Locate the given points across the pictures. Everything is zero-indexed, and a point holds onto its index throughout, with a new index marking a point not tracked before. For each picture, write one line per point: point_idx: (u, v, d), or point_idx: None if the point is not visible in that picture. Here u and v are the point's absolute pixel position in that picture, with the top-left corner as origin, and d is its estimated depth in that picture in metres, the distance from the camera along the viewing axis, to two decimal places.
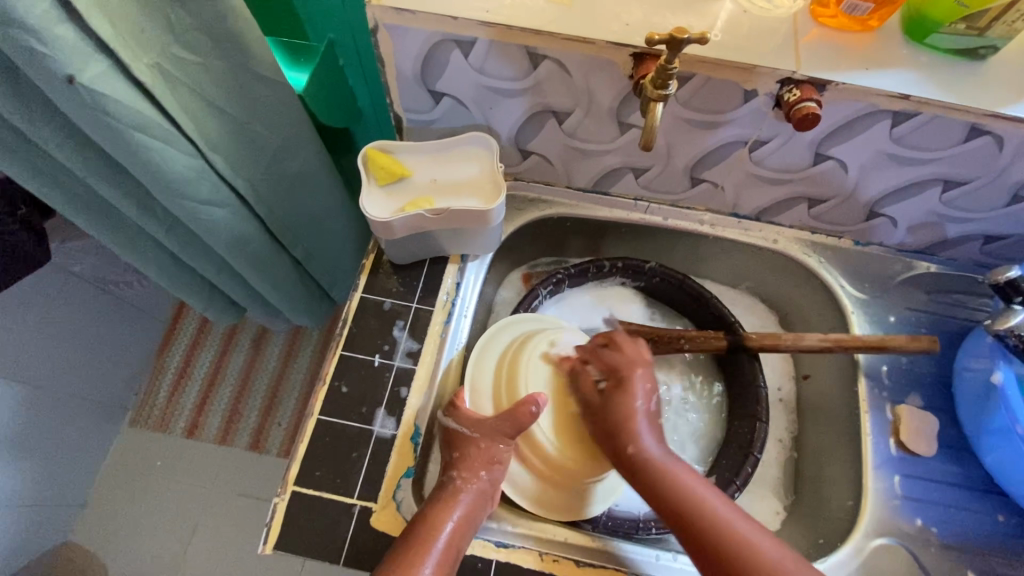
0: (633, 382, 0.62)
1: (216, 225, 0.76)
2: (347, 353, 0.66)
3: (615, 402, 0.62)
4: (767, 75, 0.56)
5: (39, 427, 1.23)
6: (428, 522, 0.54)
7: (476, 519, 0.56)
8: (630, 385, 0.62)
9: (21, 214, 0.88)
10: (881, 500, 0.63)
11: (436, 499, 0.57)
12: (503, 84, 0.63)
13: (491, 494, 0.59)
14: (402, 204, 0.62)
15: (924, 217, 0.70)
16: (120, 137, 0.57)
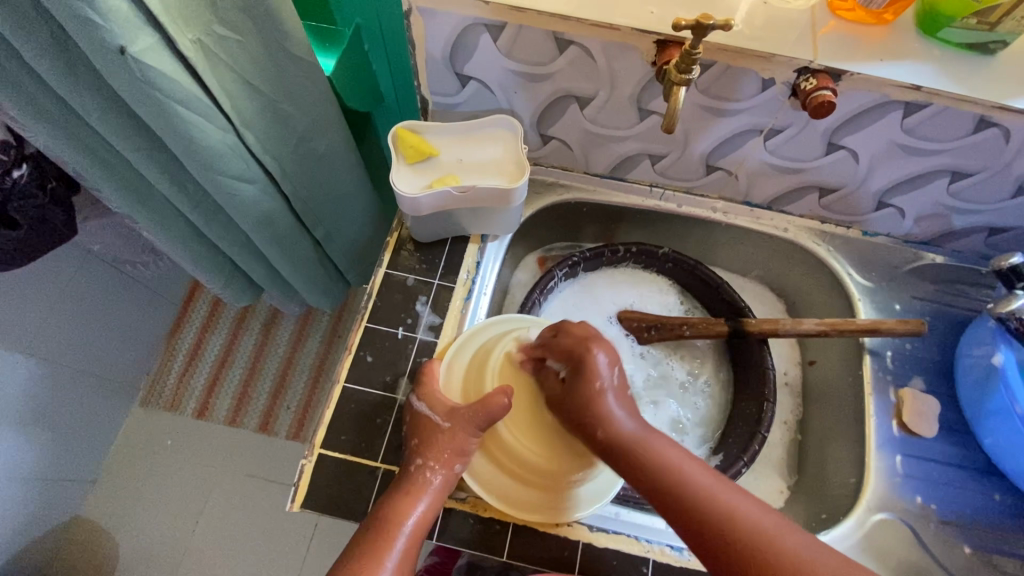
0: (593, 364, 0.59)
1: (245, 201, 0.78)
2: (372, 325, 0.69)
3: (577, 387, 0.58)
4: (785, 64, 0.58)
5: (56, 401, 1.25)
6: (389, 514, 0.53)
7: (440, 505, 0.56)
8: (587, 368, 0.59)
9: (52, 188, 0.89)
10: (883, 478, 0.66)
11: (398, 487, 0.56)
12: (529, 69, 0.65)
13: (451, 483, 0.57)
14: (429, 181, 0.65)
15: (931, 208, 0.72)
16: (162, 109, 0.60)
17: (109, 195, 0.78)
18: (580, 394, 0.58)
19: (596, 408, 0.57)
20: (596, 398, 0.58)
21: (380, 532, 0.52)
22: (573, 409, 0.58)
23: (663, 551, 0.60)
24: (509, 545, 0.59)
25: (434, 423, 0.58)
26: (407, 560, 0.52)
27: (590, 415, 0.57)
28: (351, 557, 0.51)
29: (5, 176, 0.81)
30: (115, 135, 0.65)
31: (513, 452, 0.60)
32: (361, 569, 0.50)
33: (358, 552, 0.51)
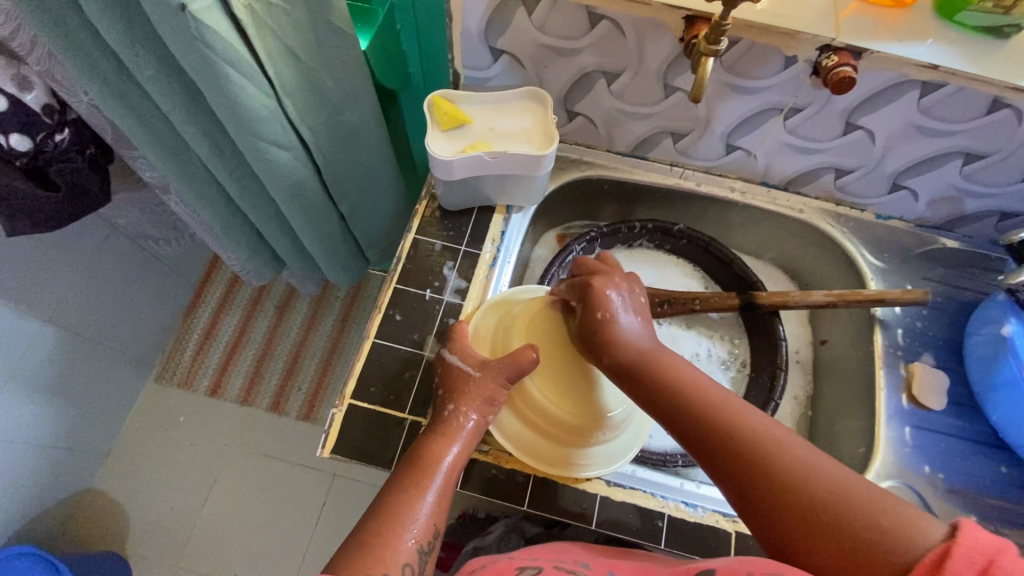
0: (601, 296, 0.58)
1: (280, 167, 0.81)
2: (401, 286, 0.72)
3: (589, 321, 0.58)
4: (809, 41, 0.60)
5: (76, 369, 1.26)
6: (427, 453, 0.56)
7: (472, 449, 0.58)
8: (600, 302, 0.58)
9: (90, 153, 0.91)
10: (892, 447, 0.68)
11: (433, 431, 0.58)
12: (560, 43, 0.68)
13: (483, 429, 0.60)
14: (462, 147, 0.68)
15: (944, 191, 0.74)
16: (212, 69, 0.63)
17: (150, 155, 0.81)
18: (594, 327, 0.58)
19: (611, 337, 0.57)
20: (610, 328, 0.57)
21: (420, 468, 0.54)
22: (590, 343, 0.58)
23: (678, 506, 0.64)
24: (531, 493, 0.64)
25: (466, 372, 0.61)
26: (445, 497, 0.54)
27: (606, 342, 0.57)
28: (391, 491, 0.53)
29: (48, 140, 0.83)
30: (163, 94, 0.69)
31: (539, 405, 0.63)
32: (403, 500, 0.52)
33: (399, 486, 0.53)
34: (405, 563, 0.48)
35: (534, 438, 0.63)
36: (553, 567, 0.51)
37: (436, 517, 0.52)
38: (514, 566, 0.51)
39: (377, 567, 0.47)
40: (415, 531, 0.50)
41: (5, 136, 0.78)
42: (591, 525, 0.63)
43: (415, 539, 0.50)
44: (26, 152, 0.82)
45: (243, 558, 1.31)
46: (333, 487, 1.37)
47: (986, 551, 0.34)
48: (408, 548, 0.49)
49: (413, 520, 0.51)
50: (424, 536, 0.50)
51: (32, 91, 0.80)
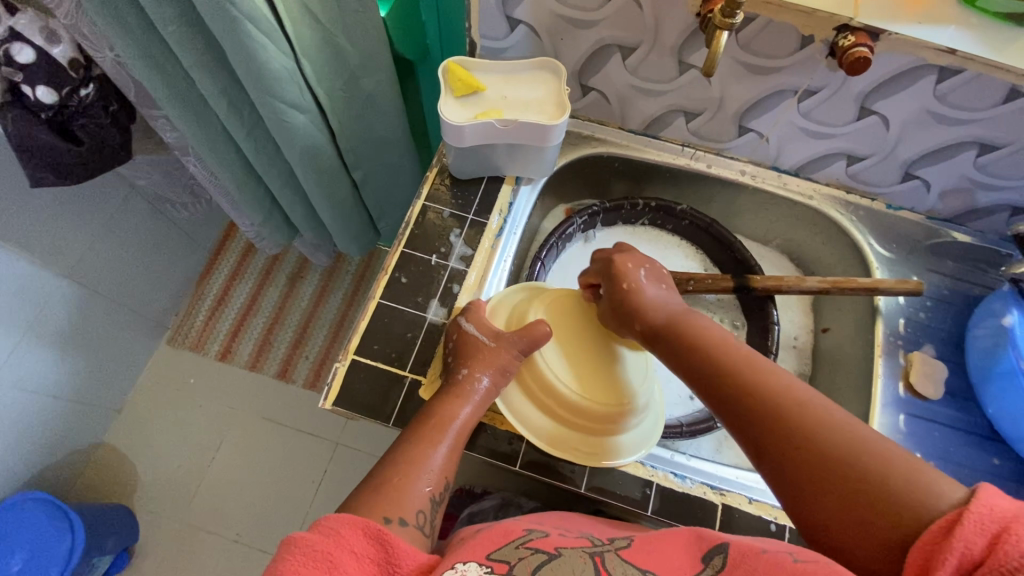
0: (629, 272, 0.62)
1: (296, 130, 0.83)
2: (408, 250, 0.73)
3: (619, 293, 0.62)
4: (825, 20, 0.60)
5: (92, 325, 1.29)
6: (438, 412, 0.58)
7: (482, 412, 0.60)
8: (626, 274, 0.62)
9: (112, 110, 0.93)
10: (886, 433, 0.68)
11: (445, 392, 0.60)
12: (578, 14, 0.68)
13: (493, 396, 0.61)
14: (476, 113, 0.68)
15: (956, 183, 0.74)
16: (233, 26, 0.64)
17: (171, 114, 0.83)
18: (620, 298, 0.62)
19: (643, 307, 0.61)
20: (639, 298, 0.61)
21: (433, 424, 0.57)
22: (623, 317, 0.62)
23: (667, 477, 0.65)
24: (524, 456, 0.65)
25: (480, 342, 0.63)
26: (457, 451, 0.57)
27: (632, 312, 0.61)
28: (404, 443, 0.56)
29: (73, 94, 0.86)
30: (186, 50, 0.70)
31: (551, 388, 0.63)
32: (417, 451, 0.54)
33: (410, 439, 0.56)
34: (419, 509, 0.51)
35: (550, 425, 0.64)
36: (559, 533, 0.50)
37: (447, 470, 0.55)
38: (521, 529, 0.49)
39: (393, 510, 0.49)
40: (429, 480, 0.53)
41: (31, 87, 0.81)
42: (580, 489, 0.64)
43: (429, 488, 0.53)
44: (51, 105, 0.84)
45: (244, 517, 1.35)
46: (336, 455, 1.40)
47: (1003, 515, 0.34)
48: (422, 495, 0.52)
49: (427, 471, 0.53)
50: (437, 486, 0.53)
51: (59, 45, 0.82)
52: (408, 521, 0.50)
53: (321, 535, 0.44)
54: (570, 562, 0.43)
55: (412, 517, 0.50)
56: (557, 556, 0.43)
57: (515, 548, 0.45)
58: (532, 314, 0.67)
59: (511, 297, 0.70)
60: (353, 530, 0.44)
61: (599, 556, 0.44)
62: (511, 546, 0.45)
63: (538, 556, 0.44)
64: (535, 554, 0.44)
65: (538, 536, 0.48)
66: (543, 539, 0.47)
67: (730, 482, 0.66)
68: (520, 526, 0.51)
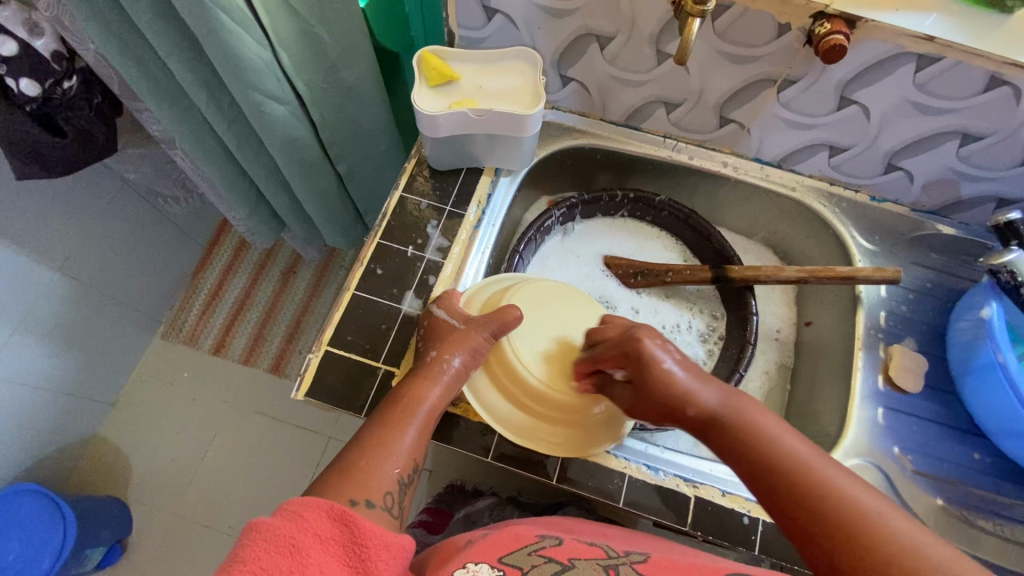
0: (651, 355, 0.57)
1: (276, 121, 0.82)
2: (384, 242, 0.73)
3: (648, 382, 0.57)
4: (801, 7, 0.59)
5: (84, 319, 1.30)
6: (408, 394, 0.58)
7: (452, 394, 0.60)
8: (648, 358, 0.57)
9: (97, 103, 0.93)
10: (865, 426, 0.68)
11: (415, 373, 0.60)
12: (554, 3, 0.67)
13: (464, 375, 0.61)
14: (450, 103, 0.68)
15: (939, 174, 0.73)
16: (206, 15, 0.64)
17: (151, 106, 0.83)
18: (657, 386, 0.56)
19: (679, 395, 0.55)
20: (669, 385, 0.56)
21: (402, 406, 0.57)
22: (657, 408, 0.57)
23: (640, 469, 0.65)
24: (496, 448, 0.64)
25: (451, 326, 0.63)
26: (426, 433, 0.57)
27: (675, 403, 0.55)
28: (373, 425, 0.55)
29: (56, 86, 0.85)
30: (162, 41, 0.70)
31: (523, 379, 0.63)
32: (385, 433, 0.54)
33: (379, 421, 0.56)
34: (386, 491, 0.51)
35: (523, 416, 0.64)
36: (572, 540, 0.50)
37: (416, 452, 0.55)
38: (533, 535, 0.49)
39: (360, 494, 0.49)
40: (397, 462, 0.53)
41: (14, 79, 0.81)
42: (551, 480, 0.64)
43: (397, 469, 0.53)
44: (34, 97, 0.84)
45: (236, 510, 1.35)
46: (327, 449, 1.41)
47: None
48: (389, 477, 0.52)
49: (395, 453, 0.53)
50: (405, 468, 0.54)
51: (42, 37, 0.81)
52: (375, 504, 0.50)
53: (284, 519, 0.43)
54: (584, 572, 0.44)
55: (379, 499, 0.50)
56: (571, 568, 0.44)
57: (527, 554, 0.46)
58: (505, 300, 0.67)
59: (486, 286, 0.70)
60: (317, 513, 0.44)
61: (613, 568, 0.45)
62: (524, 551, 0.46)
63: (552, 564, 0.45)
64: (549, 562, 0.45)
65: (551, 544, 0.48)
66: (556, 547, 0.47)
67: (704, 474, 0.65)
68: (533, 533, 0.51)
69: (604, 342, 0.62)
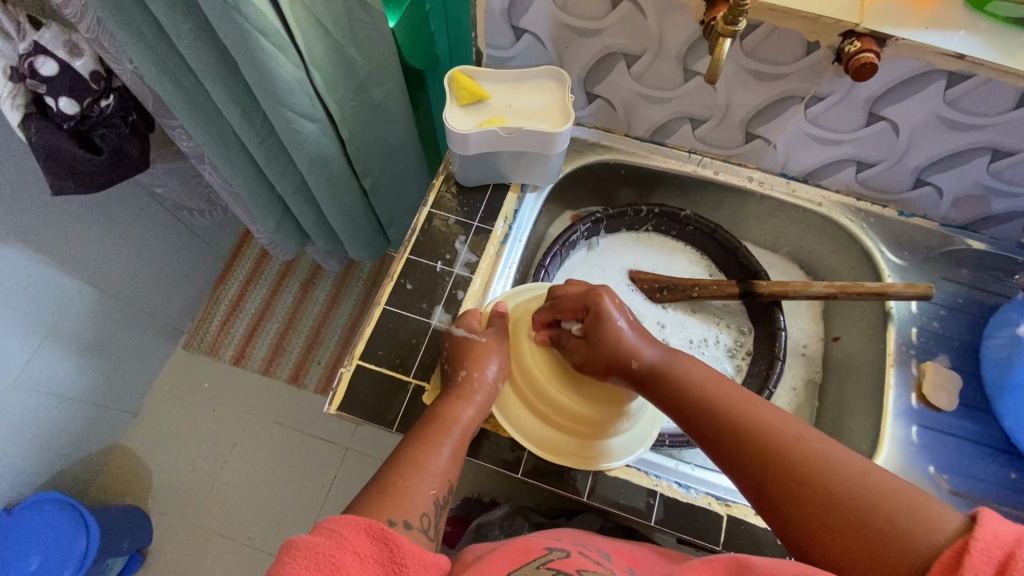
0: (605, 309, 0.62)
1: (306, 138, 0.84)
2: (413, 257, 0.74)
3: (600, 333, 0.61)
4: (830, 26, 0.60)
5: (110, 329, 1.33)
6: (440, 414, 0.58)
7: (485, 413, 0.61)
8: (603, 311, 0.62)
9: (131, 120, 0.96)
10: (898, 445, 0.67)
11: (448, 394, 0.60)
12: (582, 24, 0.68)
13: (494, 392, 0.62)
14: (480, 122, 0.69)
15: (970, 190, 0.72)
16: (245, 38, 0.66)
17: (186, 124, 0.85)
18: (607, 337, 0.61)
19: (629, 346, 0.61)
20: (623, 339, 0.61)
21: (436, 426, 0.57)
22: (607, 360, 0.61)
23: (671, 486, 0.64)
24: (527, 463, 0.65)
25: (474, 341, 0.64)
26: (460, 453, 0.57)
27: (620, 356, 0.61)
28: (408, 446, 0.56)
29: (94, 105, 0.88)
30: (200, 62, 0.72)
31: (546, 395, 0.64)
32: (421, 454, 0.55)
33: (414, 442, 0.56)
34: (423, 512, 0.51)
35: (550, 433, 0.64)
36: (580, 552, 0.50)
37: (450, 472, 0.56)
38: (541, 547, 0.49)
39: (397, 513, 0.50)
40: (433, 482, 0.53)
41: (54, 98, 0.83)
42: (583, 497, 0.64)
43: (433, 490, 0.53)
44: (73, 115, 0.87)
45: (255, 520, 1.36)
46: (346, 459, 1.41)
47: (1004, 541, 0.34)
48: (425, 497, 0.52)
49: (431, 474, 0.54)
50: (441, 489, 0.54)
51: (81, 58, 0.84)
52: (412, 524, 0.50)
53: (323, 536, 0.44)
54: None
55: (416, 519, 0.50)
56: None
57: (536, 567, 0.46)
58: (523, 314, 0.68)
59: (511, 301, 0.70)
60: (356, 531, 0.44)
61: None
62: (533, 566, 0.46)
63: None
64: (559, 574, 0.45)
65: (559, 556, 0.48)
66: (564, 559, 0.48)
67: (735, 492, 0.65)
68: (539, 544, 0.50)
69: (565, 295, 0.65)
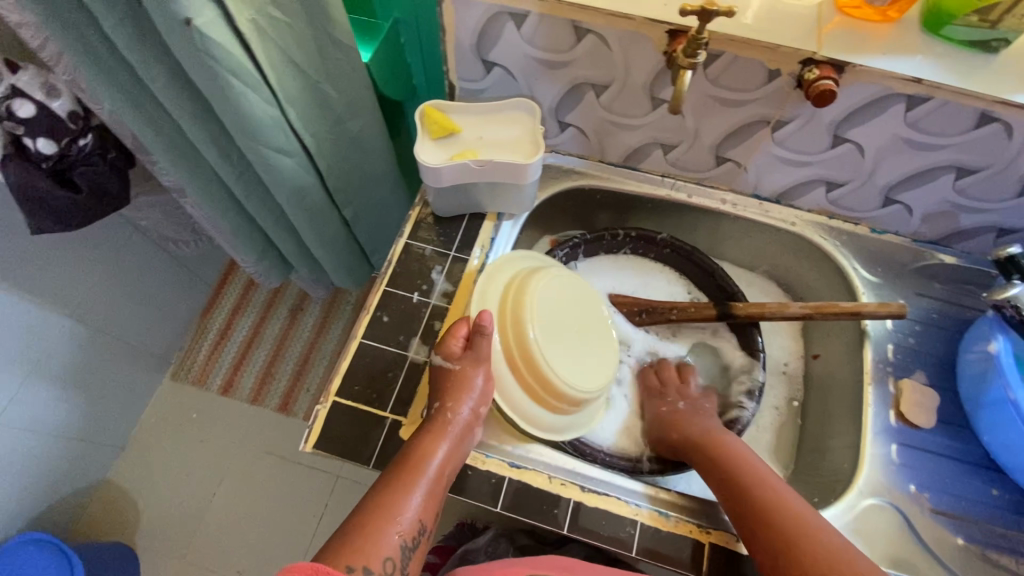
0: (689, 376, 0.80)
1: (283, 173, 0.84)
2: (390, 289, 0.74)
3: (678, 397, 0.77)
4: (789, 55, 0.61)
5: (96, 364, 1.31)
6: (415, 454, 0.59)
7: (461, 447, 0.62)
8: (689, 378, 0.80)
9: (110, 157, 0.96)
10: (879, 464, 0.67)
11: (426, 429, 0.61)
12: (549, 56, 0.70)
13: (472, 424, 0.63)
14: (451, 155, 0.70)
15: (938, 206, 0.74)
16: (217, 80, 0.66)
17: (163, 161, 0.85)
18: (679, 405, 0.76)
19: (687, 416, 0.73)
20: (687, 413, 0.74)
21: (410, 467, 0.58)
22: (665, 419, 0.74)
23: (651, 514, 0.64)
24: (505, 496, 0.64)
25: (449, 372, 0.64)
26: (433, 494, 0.58)
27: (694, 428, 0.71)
28: (380, 488, 0.57)
29: (71, 144, 0.88)
30: (174, 103, 0.73)
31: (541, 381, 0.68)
32: (389, 497, 0.56)
33: (387, 484, 0.57)
34: (387, 557, 0.53)
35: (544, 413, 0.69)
36: None
37: (421, 515, 0.57)
38: None
39: (357, 560, 0.51)
40: (400, 528, 0.55)
41: (32, 139, 0.84)
42: (562, 530, 0.63)
43: (399, 536, 0.54)
44: (51, 155, 0.87)
45: (245, 554, 1.34)
46: (337, 487, 1.40)
47: None
48: (391, 543, 0.54)
49: (398, 520, 0.55)
50: (408, 533, 0.55)
51: (59, 99, 0.85)
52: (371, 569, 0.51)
53: None
54: None
55: (377, 564, 0.52)
56: None
57: None
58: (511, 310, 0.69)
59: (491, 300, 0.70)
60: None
61: None
62: None
63: None
64: None
65: None
66: None
67: (717, 518, 0.64)
68: None
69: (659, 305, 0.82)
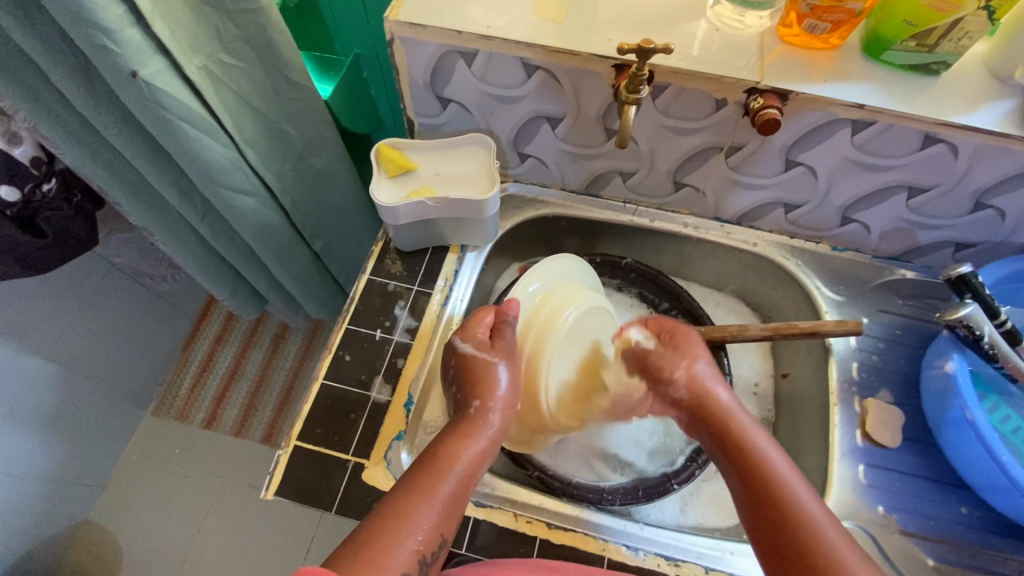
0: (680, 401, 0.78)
1: (247, 213, 0.84)
2: (352, 327, 0.73)
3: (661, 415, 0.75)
4: (733, 85, 0.62)
5: (73, 404, 1.29)
6: (443, 455, 0.56)
7: (492, 449, 0.60)
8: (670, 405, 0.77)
9: (77, 201, 0.95)
10: (846, 486, 0.66)
11: (456, 429, 0.59)
12: (501, 91, 0.70)
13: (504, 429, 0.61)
14: (408, 193, 0.70)
15: (894, 224, 0.74)
16: (170, 128, 0.66)
17: (125, 206, 0.85)
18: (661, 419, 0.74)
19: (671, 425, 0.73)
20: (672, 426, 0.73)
21: (440, 465, 0.55)
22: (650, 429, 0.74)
23: (618, 549, 0.63)
24: (469, 537, 0.63)
25: (484, 367, 0.62)
26: (457, 501, 0.54)
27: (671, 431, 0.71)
28: (401, 490, 0.52)
29: (37, 190, 0.86)
30: (130, 150, 0.73)
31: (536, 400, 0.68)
32: (414, 502, 0.51)
33: (409, 486, 0.53)
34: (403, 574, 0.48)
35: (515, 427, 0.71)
36: None
37: (445, 527, 0.52)
38: None
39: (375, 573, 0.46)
40: (422, 536, 0.50)
41: None
42: None
43: (420, 544, 0.50)
44: (14, 203, 0.84)
45: None
46: (323, 519, 1.37)
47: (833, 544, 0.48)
48: (412, 554, 0.49)
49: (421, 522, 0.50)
50: (429, 546, 0.50)
51: (20, 146, 0.82)
52: None
53: None
54: None
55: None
56: None
57: None
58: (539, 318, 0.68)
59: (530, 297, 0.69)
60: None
61: None
62: None
63: None
64: None
65: None
66: None
67: (685, 549, 0.64)
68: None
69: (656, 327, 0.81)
